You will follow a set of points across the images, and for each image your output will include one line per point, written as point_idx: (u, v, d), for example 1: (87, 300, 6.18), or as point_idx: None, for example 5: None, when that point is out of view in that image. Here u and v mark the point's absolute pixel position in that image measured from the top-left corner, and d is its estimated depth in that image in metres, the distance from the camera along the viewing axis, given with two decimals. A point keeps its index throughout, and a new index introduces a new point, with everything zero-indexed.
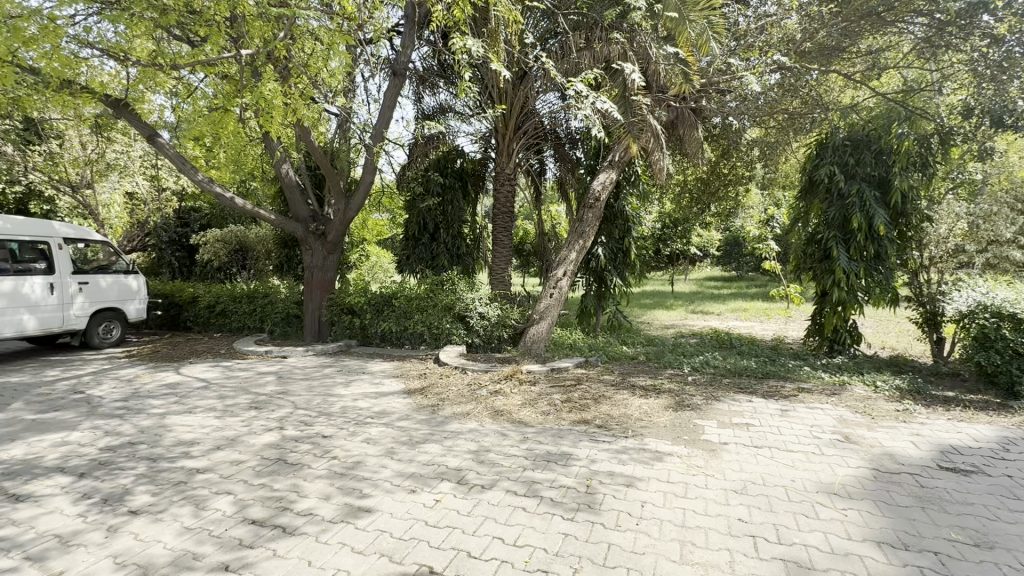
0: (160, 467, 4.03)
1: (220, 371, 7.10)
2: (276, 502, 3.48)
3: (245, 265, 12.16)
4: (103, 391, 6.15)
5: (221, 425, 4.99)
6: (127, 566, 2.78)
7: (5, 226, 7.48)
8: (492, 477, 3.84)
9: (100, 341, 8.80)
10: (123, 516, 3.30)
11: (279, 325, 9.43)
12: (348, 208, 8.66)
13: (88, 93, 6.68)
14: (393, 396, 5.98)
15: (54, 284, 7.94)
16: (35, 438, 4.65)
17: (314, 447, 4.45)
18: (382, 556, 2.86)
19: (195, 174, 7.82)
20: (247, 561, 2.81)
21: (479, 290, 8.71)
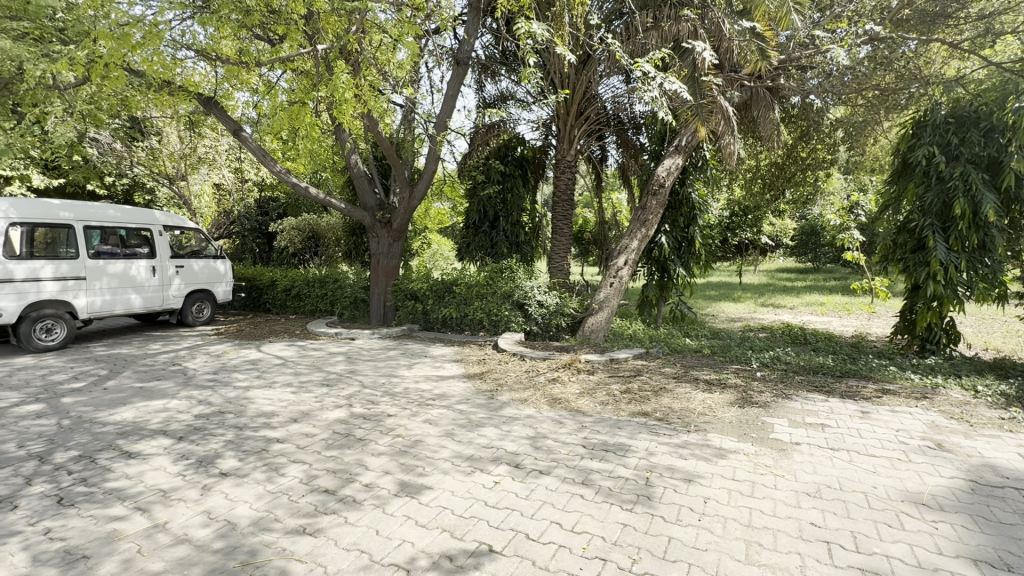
0: (245, 435, 4.41)
1: (295, 350, 7.63)
2: (345, 473, 3.70)
3: (318, 252, 12.90)
4: (196, 365, 6.79)
5: (296, 400, 5.37)
6: (217, 522, 3.07)
7: (116, 214, 8.37)
8: (549, 463, 3.87)
9: (194, 319, 9.69)
10: (213, 477, 3.64)
11: (348, 309, 9.95)
12: (413, 196, 8.93)
13: (184, 94, 7.30)
14: (452, 379, 6.16)
15: (156, 267, 8.83)
16: (142, 404, 5.23)
17: (380, 424, 4.68)
18: (443, 531, 2.97)
19: (273, 166, 8.34)
20: (321, 526, 3.02)
21: (538, 278, 8.73)
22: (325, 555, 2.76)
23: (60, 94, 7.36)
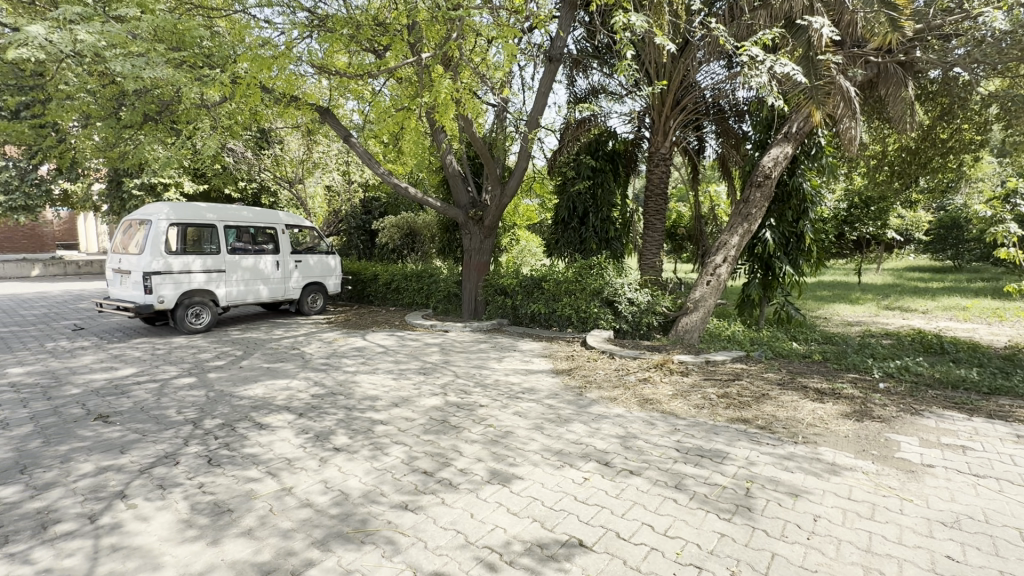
0: (354, 415, 4.85)
1: (395, 340, 8.19)
2: (441, 457, 3.93)
3: (414, 248, 13.67)
4: (311, 350, 7.55)
5: (397, 386, 5.78)
6: (332, 491, 3.42)
7: (248, 215, 9.49)
8: (640, 464, 3.79)
9: (309, 309, 10.76)
10: (328, 451, 4.05)
11: (441, 303, 10.44)
12: (504, 194, 9.17)
13: (304, 106, 8.13)
14: (541, 374, 6.24)
15: (279, 262, 9.91)
16: (269, 382, 5.94)
17: (472, 414, 4.89)
18: (534, 521, 3.05)
19: (377, 168, 8.99)
20: (421, 504, 3.25)
21: (628, 275, 8.53)
22: (425, 531, 2.96)
23: (207, 112, 8.53)
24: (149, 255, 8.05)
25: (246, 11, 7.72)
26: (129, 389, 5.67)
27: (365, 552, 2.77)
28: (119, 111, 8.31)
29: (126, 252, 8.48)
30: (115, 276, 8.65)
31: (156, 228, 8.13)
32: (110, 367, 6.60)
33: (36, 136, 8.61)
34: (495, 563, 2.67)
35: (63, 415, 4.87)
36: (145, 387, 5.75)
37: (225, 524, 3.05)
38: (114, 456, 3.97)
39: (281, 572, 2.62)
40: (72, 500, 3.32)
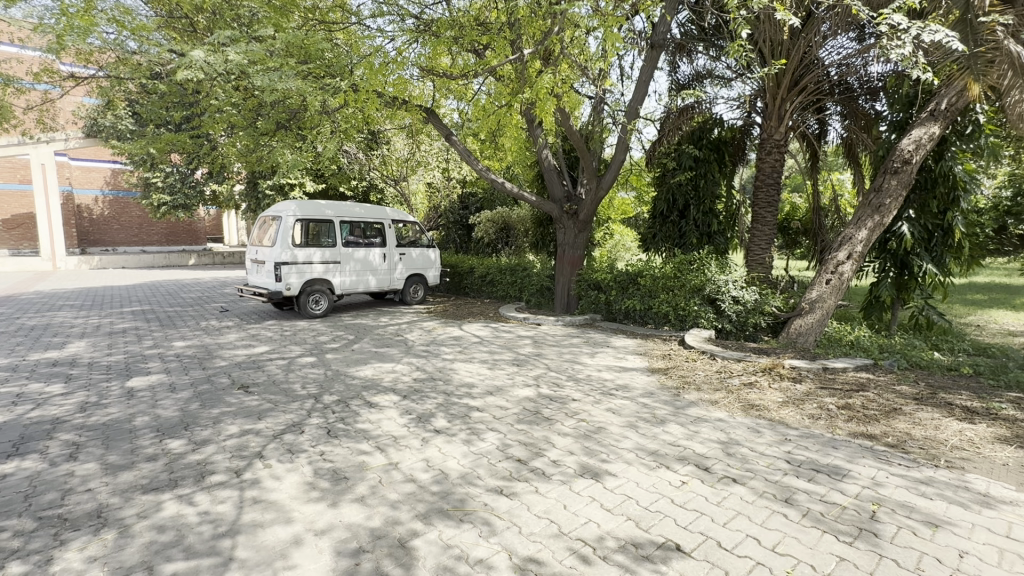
0: (451, 400, 5.11)
1: (490, 331, 8.46)
2: (534, 447, 4.01)
3: (508, 242, 13.96)
4: (413, 337, 8.06)
5: (491, 375, 5.98)
6: (433, 470, 3.65)
7: (360, 211, 10.34)
8: (743, 472, 3.56)
9: (411, 298, 11.47)
10: (429, 432, 4.32)
11: (534, 296, 10.56)
12: (600, 187, 9.03)
13: (411, 108, 8.65)
14: (635, 372, 6.08)
15: (386, 254, 10.68)
16: (377, 364, 6.45)
17: (564, 407, 4.91)
18: (628, 519, 3.00)
19: (476, 165, 9.33)
20: (515, 490, 3.35)
21: (733, 271, 7.98)
22: (519, 517, 3.05)
23: (328, 118, 9.42)
24: (280, 247, 9.10)
25: (361, 23, 8.34)
26: (264, 365, 6.48)
27: (464, 529, 2.93)
28: (257, 120, 9.43)
29: (261, 245, 9.65)
30: (252, 265, 9.88)
31: (285, 223, 9.16)
32: (249, 344, 7.59)
33: (194, 145, 10.10)
34: (588, 556, 2.68)
35: (215, 383, 5.71)
36: (276, 363, 6.54)
37: (342, 489, 3.39)
38: (253, 421, 4.58)
39: (390, 538, 2.85)
40: (222, 455, 3.90)
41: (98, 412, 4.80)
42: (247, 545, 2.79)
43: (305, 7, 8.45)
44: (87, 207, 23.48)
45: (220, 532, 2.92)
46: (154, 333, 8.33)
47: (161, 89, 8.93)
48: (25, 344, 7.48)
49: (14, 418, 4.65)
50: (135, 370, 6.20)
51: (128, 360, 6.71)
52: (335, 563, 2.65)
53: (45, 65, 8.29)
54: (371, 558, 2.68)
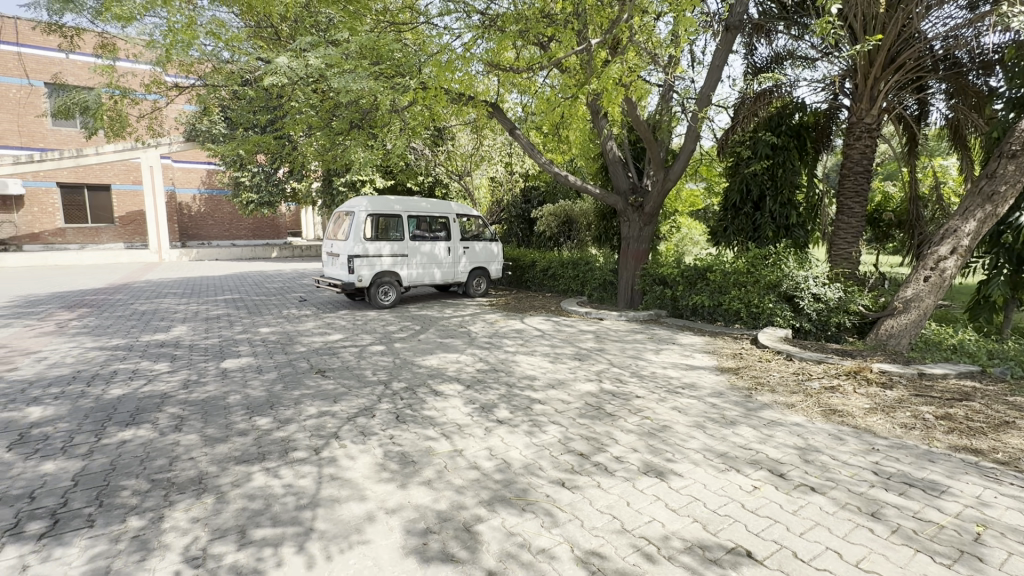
0: (514, 392, 5.18)
1: (551, 325, 8.46)
2: (597, 442, 3.98)
3: (570, 236, 13.85)
4: (476, 329, 8.23)
5: (553, 369, 5.99)
6: (496, 458, 3.73)
7: (427, 205, 10.66)
8: (823, 481, 3.34)
9: (475, 291, 11.70)
10: (492, 421, 4.41)
11: (597, 290, 10.43)
12: (668, 178, 8.73)
13: (476, 103, 8.78)
14: (703, 370, 5.85)
15: (450, 248, 10.96)
16: (442, 354, 6.67)
17: (627, 403, 4.83)
18: (695, 521, 2.91)
19: (539, 158, 9.32)
20: (578, 484, 3.34)
21: (814, 267, 7.44)
22: (581, 510, 3.05)
23: (397, 117, 9.78)
24: (353, 241, 9.60)
25: (429, 22, 8.54)
26: (339, 351, 6.90)
27: (526, 519, 2.97)
28: (333, 120, 9.97)
29: (336, 239, 10.23)
30: (327, 258, 10.49)
31: (357, 218, 9.65)
32: (325, 332, 8.09)
33: (278, 146, 10.85)
34: (652, 554, 2.64)
35: (296, 367, 6.16)
36: (349, 350, 6.94)
37: (410, 472, 3.55)
38: (330, 403, 4.90)
39: (455, 522, 2.96)
40: (302, 434, 4.20)
41: (198, 389, 5.34)
42: (326, 518, 3.00)
43: (377, 9, 8.78)
44: (187, 205, 25.94)
45: (302, 503, 3.17)
46: (243, 320, 9.09)
47: (249, 95, 9.66)
48: (138, 327, 8.44)
49: (131, 392, 5.27)
50: (227, 353, 6.82)
51: (221, 343, 7.39)
52: (404, 541, 2.78)
53: (154, 78, 9.22)
54: (438, 539, 2.79)
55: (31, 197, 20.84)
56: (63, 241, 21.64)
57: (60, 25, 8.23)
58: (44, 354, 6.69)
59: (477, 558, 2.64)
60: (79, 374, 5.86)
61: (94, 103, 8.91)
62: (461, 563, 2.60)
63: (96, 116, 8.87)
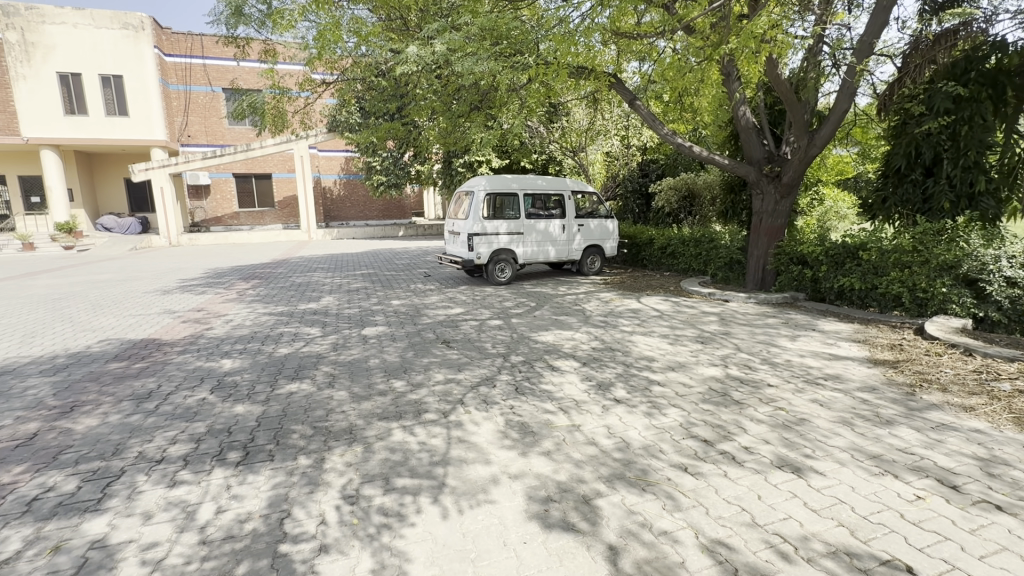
0: (631, 372, 5.10)
1: (670, 305, 8.09)
2: (723, 429, 3.77)
3: (692, 211, 13.00)
4: (591, 307, 8.18)
5: (673, 350, 5.75)
6: (615, 437, 3.72)
7: (542, 183, 10.73)
8: (1013, 501, 2.81)
9: (588, 269, 11.59)
10: (610, 400, 4.40)
11: (722, 270, 9.74)
12: (813, 143, 7.76)
13: (594, 75, 8.54)
14: (850, 361, 5.20)
15: (565, 226, 10.95)
16: (557, 331, 6.76)
17: (757, 391, 4.49)
18: (841, 525, 2.65)
19: (661, 130, 8.84)
20: (702, 471, 3.22)
21: (1009, 245, 6.10)
22: (706, 498, 2.94)
23: (515, 96, 9.87)
24: (472, 219, 10.05)
25: None
26: (460, 324, 7.35)
27: (647, 499, 2.94)
28: (454, 104, 10.37)
29: (456, 218, 10.77)
30: (449, 236, 11.11)
31: (477, 197, 10.07)
32: (447, 306, 8.66)
33: (405, 132, 11.63)
34: (789, 554, 2.46)
35: (423, 337, 6.70)
36: (469, 323, 7.35)
37: (531, 441, 3.70)
38: (455, 372, 5.27)
39: (575, 494, 3.04)
40: (432, 398, 4.59)
41: (345, 352, 6.08)
42: (456, 476, 3.27)
43: None
44: (329, 189, 29.15)
45: (435, 460, 3.48)
46: (378, 293, 10.08)
47: (382, 85, 10.45)
48: (296, 296, 9.80)
49: (293, 351, 6.18)
50: (366, 321, 7.64)
51: (361, 313, 8.28)
52: (527, 506, 2.93)
53: (305, 77, 10.39)
54: (560, 508, 2.90)
55: (215, 186, 25.00)
56: (238, 223, 25.74)
57: (236, 38, 9.63)
58: (230, 317, 8.10)
59: (597, 531, 2.69)
60: (256, 334, 7.00)
61: (261, 104, 10.37)
62: (582, 533, 2.68)
63: (262, 115, 10.36)
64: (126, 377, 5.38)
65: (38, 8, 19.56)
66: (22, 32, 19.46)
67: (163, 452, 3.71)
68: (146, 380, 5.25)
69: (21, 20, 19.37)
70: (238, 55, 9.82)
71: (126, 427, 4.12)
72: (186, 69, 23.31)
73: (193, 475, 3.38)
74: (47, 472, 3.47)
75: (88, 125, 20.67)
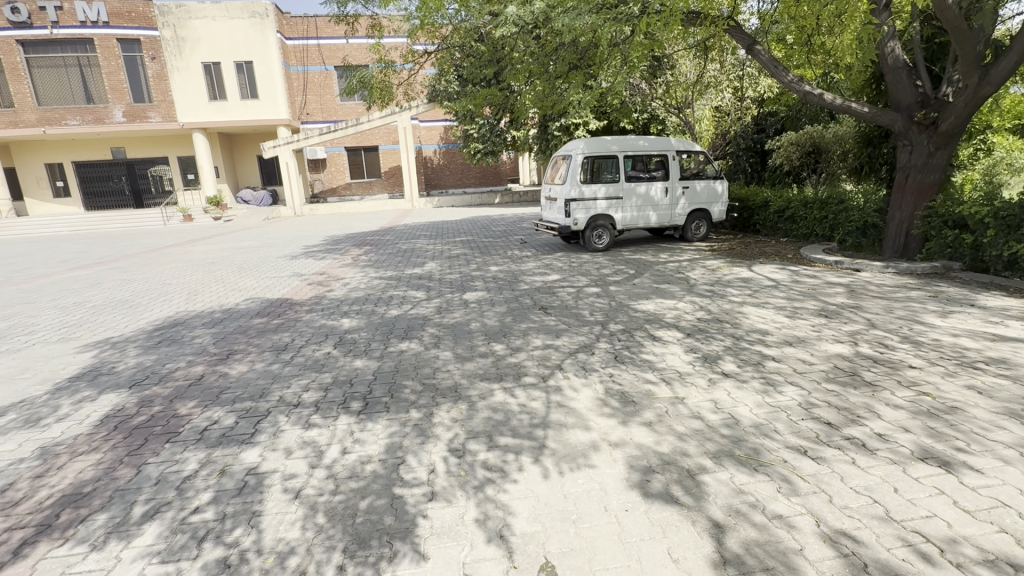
0: (742, 345, 4.76)
1: (788, 275, 7.35)
2: (851, 413, 3.40)
3: (817, 169, 11.55)
4: (696, 276, 7.71)
5: (791, 324, 5.25)
6: (722, 413, 3.53)
7: (644, 144, 10.16)
8: None
9: (693, 235, 10.88)
10: (717, 373, 4.16)
11: (852, 236, 8.61)
12: (986, 81, 6.43)
13: (707, 21, 7.73)
14: (1020, 344, 4.36)
15: (668, 189, 10.32)
16: (658, 300, 6.48)
17: (895, 373, 3.96)
18: (1002, 531, 2.29)
19: (786, 76, 7.85)
20: (825, 456, 2.94)
21: None
22: (829, 484, 2.69)
23: (618, 50, 9.30)
24: (569, 184, 9.86)
25: None
26: (557, 291, 7.35)
27: (759, 480, 2.77)
28: (551, 65, 10.04)
29: (553, 183, 10.62)
30: (545, 202, 11.01)
31: (575, 161, 9.81)
32: (544, 272, 8.68)
33: (502, 97, 11.57)
34: (931, 555, 2.19)
35: (522, 302, 6.80)
36: (566, 290, 7.31)
37: (632, 411, 3.64)
38: (553, 337, 5.31)
39: (679, 467, 2.95)
40: (531, 362, 4.68)
41: (448, 315, 6.40)
42: (556, 439, 3.33)
43: None
44: (430, 159, 30.25)
45: (535, 422, 3.58)
46: (476, 259, 10.38)
47: (481, 50, 10.38)
48: (403, 262, 10.43)
49: (403, 313, 6.63)
50: (467, 287, 7.93)
51: (461, 278, 8.61)
52: (628, 474, 2.91)
53: (409, 48, 10.67)
54: (662, 480, 2.84)
55: (331, 160, 27.15)
56: (350, 193, 27.84)
57: (346, 15, 10.10)
58: (348, 280, 8.88)
59: (703, 507, 2.59)
60: (369, 297, 7.61)
61: (370, 79, 10.88)
62: (686, 507, 2.60)
63: (371, 90, 10.88)
64: (267, 330, 6.17)
65: (185, 5, 22.16)
66: (175, 29, 22.26)
67: (300, 397, 4.23)
68: (282, 335, 5.98)
69: (172, 17, 22.16)
70: (348, 32, 10.32)
71: (269, 374, 4.76)
72: (302, 51, 25.21)
73: (323, 420, 3.82)
74: (213, 407, 4.14)
75: (227, 109, 23.33)
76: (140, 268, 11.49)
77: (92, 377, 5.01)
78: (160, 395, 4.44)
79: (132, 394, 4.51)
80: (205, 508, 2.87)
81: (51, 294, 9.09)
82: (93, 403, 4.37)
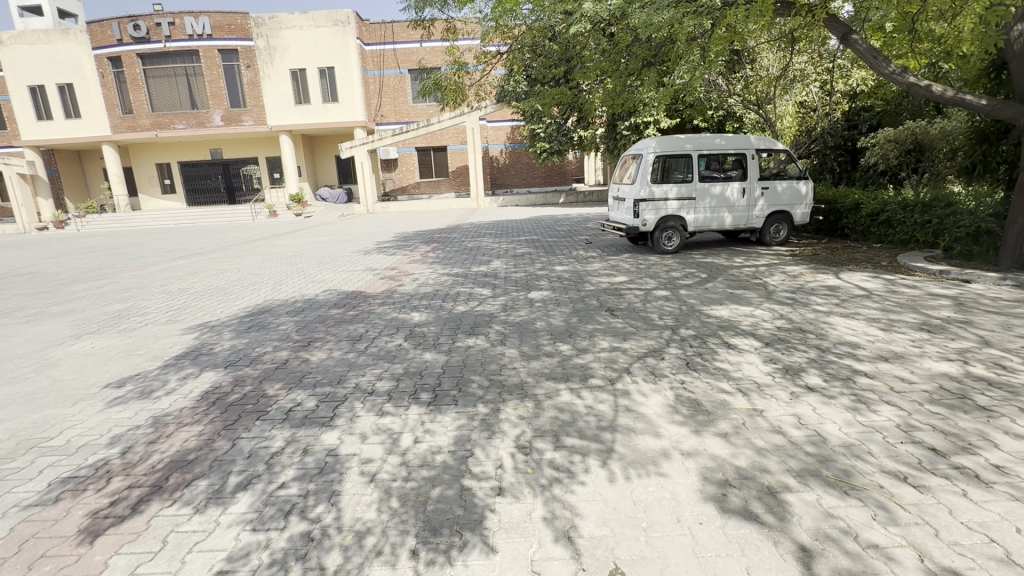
0: (829, 358, 4.42)
1: (882, 284, 6.73)
2: (961, 439, 3.05)
3: (917, 169, 10.49)
4: (775, 282, 7.25)
5: (886, 338, 4.81)
6: (807, 429, 3.30)
7: (721, 142, 9.68)
8: None
9: (771, 239, 10.23)
10: (800, 387, 3.89)
11: (960, 244, 7.74)
12: None
13: (798, 11, 7.24)
14: None
15: (745, 189, 9.78)
16: (733, 306, 6.17)
17: (1016, 399, 3.51)
18: None
19: (885, 67, 7.20)
20: (929, 484, 2.67)
21: None
22: (935, 517, 2.44)
23: (695, 44, 8.95)
24: (639, 184, 9.60)
25: None
26: (624, 293, 7.19)
27: (851, 505, 2.56)
28: (624, 62, 9.81)
29: (622, 183, 10.39)
30: (613, 202, 10.80)
31: (645, 160, 9.56)
32: (611, 274, 8.51)
33: (572, 96, 11.46)
34: None
35: (587, 303, 6.72)
36: (634, 292, 7.14)
37: (705, 420, 3.49)
38: (620, 340, 5.21)
39: (758, 483, 2.79)
40: (598, 364, 4.62)
41: (513, 313, 6.45)
42: (625, 444, 3.26)
43: None
44: (496, 158, 30.69)
45: (603, 425, 3.52)
46: (541, 258, 10.38)
47: (554, 49, 10.35)
48: (469, 260, 10.65)
49: (469, 310, 6.77)
50: (532, 286, 7.96)
51: (526, 277, 8.65)
52: (702, 486, 2.79)
53: (481, 50, 10.82)
54: (739, 495, 2.70)
55: (402, 159, 28.25)
56: (419, 192, 28.81)
57: (423, 20, 10.40)
58: (417, 276, 9.19)
59: (786, 528, 2.44)
60: (437, 293, 7.83)
61: (444, 80, 11.11)
62: (767, 526, 2.46)
63: (445, 91, 11.11)
64: (344, 321, 6.54)
65: (276, 17, 23.90)
66: (268, 39, 24.09)
67: (374, 386, 4.45)
68: (357, 325, 6.30)
69: (266, 28, 23.99)
70: (425, 36, 10.61)
71: (346, 362, 5.04)
72: (380, 56, 26.48)
73: (395, 409, 3.98)
74: (297, 389, 4.46)
75: (311, 112, 24.91)
76: (232, 259, 12.53)
77: (194, 356, 5.55)
78: (251, 376, 4.83)
79: (227, 374, 4.94)
80: (291, 484, 3.08)
81: (159, 280, 10.12)
82: (195, 380, 4.83)
